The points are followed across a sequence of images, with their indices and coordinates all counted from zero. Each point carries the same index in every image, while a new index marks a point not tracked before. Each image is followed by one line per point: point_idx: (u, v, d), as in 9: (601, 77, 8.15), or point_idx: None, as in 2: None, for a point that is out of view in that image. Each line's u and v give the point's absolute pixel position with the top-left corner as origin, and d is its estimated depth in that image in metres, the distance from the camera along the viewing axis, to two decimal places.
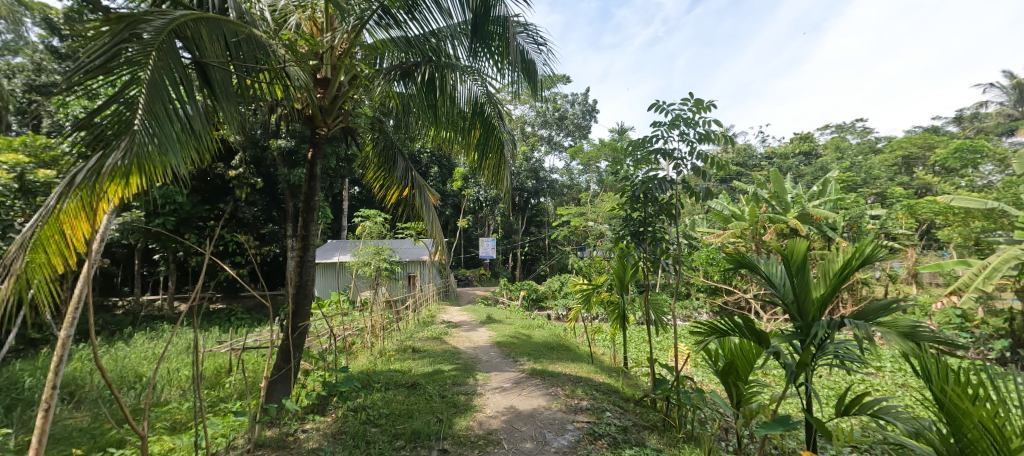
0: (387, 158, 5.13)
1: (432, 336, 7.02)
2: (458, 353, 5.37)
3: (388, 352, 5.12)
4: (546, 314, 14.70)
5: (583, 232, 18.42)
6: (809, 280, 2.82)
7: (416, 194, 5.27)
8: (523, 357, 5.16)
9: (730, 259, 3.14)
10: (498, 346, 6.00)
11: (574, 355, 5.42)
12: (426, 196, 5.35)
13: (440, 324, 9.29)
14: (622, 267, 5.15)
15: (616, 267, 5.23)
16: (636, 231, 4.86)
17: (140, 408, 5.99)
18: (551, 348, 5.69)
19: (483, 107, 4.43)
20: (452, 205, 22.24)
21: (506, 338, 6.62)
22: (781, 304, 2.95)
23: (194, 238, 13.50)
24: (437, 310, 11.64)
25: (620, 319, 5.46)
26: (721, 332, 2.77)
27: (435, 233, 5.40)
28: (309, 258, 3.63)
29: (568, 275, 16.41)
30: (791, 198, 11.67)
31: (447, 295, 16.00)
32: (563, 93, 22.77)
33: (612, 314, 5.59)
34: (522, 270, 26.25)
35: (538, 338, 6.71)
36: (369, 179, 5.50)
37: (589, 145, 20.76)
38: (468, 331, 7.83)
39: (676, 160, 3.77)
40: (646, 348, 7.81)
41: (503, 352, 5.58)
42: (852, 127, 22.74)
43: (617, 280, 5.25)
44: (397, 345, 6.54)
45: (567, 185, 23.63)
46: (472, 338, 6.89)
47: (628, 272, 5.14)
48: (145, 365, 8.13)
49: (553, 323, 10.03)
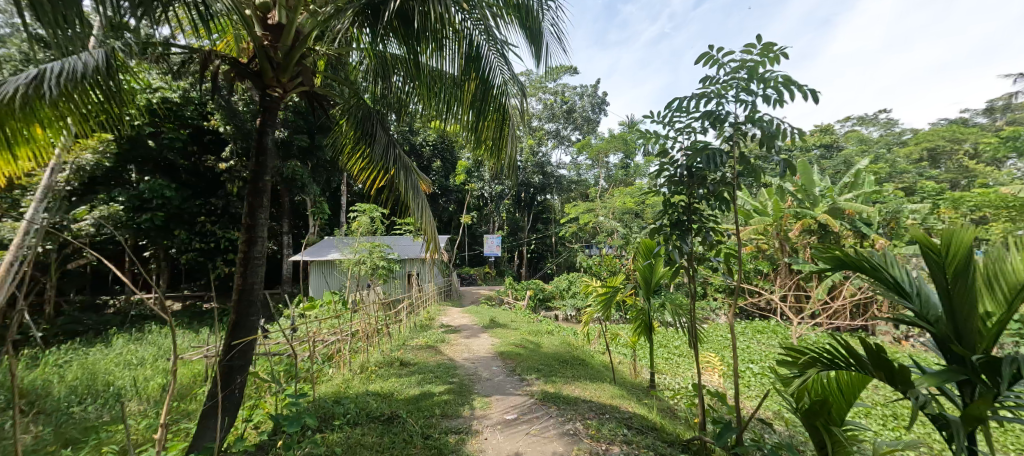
0: (366, 135, 4.45)
1: (428, 343, 6.31)
2: (455, 368, 4.62)
3: (371, 367, 4.40)
4: (554, 316, 13.92)
5: (592, 227, 17.61)
6: (973, 285, 2.19)
7: (401, 181, 4.51)
8: (531, 374, 4.40)
9: (836, 258, 2.53)
10: (501, 357, 5.26)
11: (590, 370, 4.67)
12: (413, 183, 4.61)
13: (439, 328, 8.54)
14: (646, 268, 4.38)
15: (639, 269, 4.46)
16: (678, 219, 3.33)
17: (95, 424, 5.29)
18: (563, 361, 4.92)
19: (479, 53, 3.73)
20: (454, 200, 21.52)
21: (511, 347, 5.88)
22: (914, 316, 2.35)
23: (185, 235, 12.90)
24: (437, 312, 10.91)
25: (644, 327, 4.71)
26: (834, 366, 2.28)
27: (424, 228, 4.63)
28: (257, 255, 3.01)
29: (575, 274, 15.64)
30: (820, 191, 10.75)
31: (449, 295, 15.30)
32: (571, 85, 21.91)
33: (636, 322, 4.84)
34: (528, 268, 25.49)
35: (548, 347, 5.95)
36: (348, 160, 4.79)
37: (598, 138, 19.90)
38: (469, 337, 7.11)
39: (735, 130, 2.94)
40: (667, 357, 7.03)
41: (507, 366, 4.81)
42: (875, 120, 21.63)
43: (641, 283, 4.48)
44: (389, 354, 5.83)
45: (576, 180, 22.81)
46: (472, 346, 6.19)
47: (651, 273, 4.37)
48: (119, 370, 7.50)
49: (562, 326, 9.28)
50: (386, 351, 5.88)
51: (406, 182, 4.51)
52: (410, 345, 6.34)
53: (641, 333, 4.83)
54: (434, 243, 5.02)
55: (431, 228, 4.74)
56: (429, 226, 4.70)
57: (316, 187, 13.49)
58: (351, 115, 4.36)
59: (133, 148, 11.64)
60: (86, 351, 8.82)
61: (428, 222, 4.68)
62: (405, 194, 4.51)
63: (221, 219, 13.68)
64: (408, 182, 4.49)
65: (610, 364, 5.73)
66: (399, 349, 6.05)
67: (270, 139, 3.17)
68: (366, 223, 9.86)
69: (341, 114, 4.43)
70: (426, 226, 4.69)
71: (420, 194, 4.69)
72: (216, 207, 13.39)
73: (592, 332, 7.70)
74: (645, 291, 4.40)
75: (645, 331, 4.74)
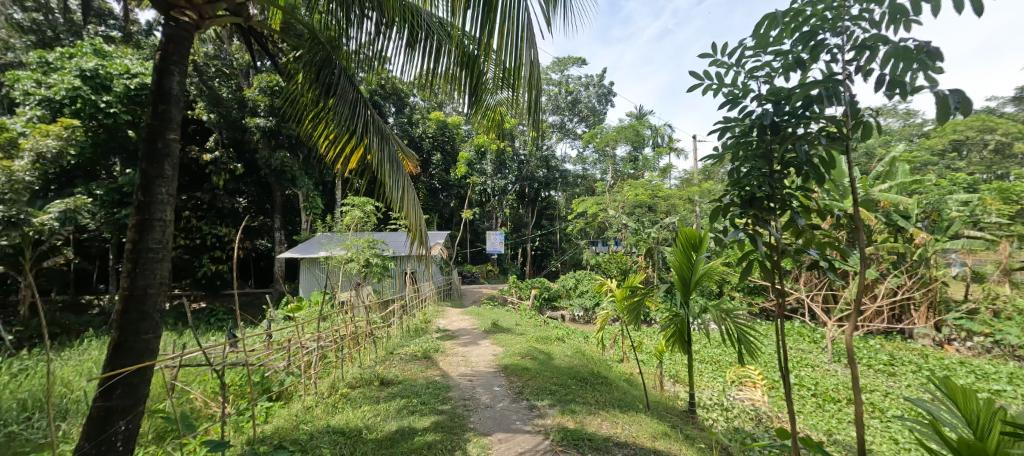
0: (325, 90, 3.91)
1: (421, 351, 5.54)
2: (448, 388, 3.90)
3: (343, 391, 3.78)
4: (560, 316, 13.12)
5: (600, 223, 16.72)
6: None
7: (376, 151, 3.96)
8: (540, 398, 3.67)
9: None
10: (502, 373, 4.48)
11: (611, 390, 3.94)
12: (391, 155, 4.09)
13: (435, 333, 7.78)
14: (684, 266, 3.55)
15: (675, 266, 3.63)
16: (755, 197, 2.49)
17: (34, 443, 4.62)
18: (578, 378, 4.18)
19: None
20: (455, 196, 20.74)
21: (514, 359, 5.08)
22: None
23: None
24: (435, 314, 10.15)
25: (677, 335, 3.90)
26: None
27: (405, 211, 4.05)
28: (150, 246, 2.65)
29: (583, 272, 14.82)
30: (850, 182, 9.89)
31: (449, 295, 14.54)
32: (576, 76, 21.02)
33: (668, 331, 3.98)
34: (532, 266, 24.65)
35: (559, 358, 5.16)
36: (308, 129, 4.25)
37: (605, 130, 19.05)
38: (469, 344, 6.32)
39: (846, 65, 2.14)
40: (689, 366, 6.25)
41: (510, 385, 4.07)
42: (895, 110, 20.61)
43: (676, 283, 3.66)
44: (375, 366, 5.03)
45: (581, 175, 21.97)
46: (471, 356, 5.41)
47: (690, 271, 3.56)
48: (81, 377, 6.83)
49: (571, 330, 8.50)
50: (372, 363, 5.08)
51: (383, 156, 3.98)
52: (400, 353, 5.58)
53: (672, 344, 3.99)
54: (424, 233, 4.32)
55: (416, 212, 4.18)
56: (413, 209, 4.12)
57: (308, 179, 12.77)
58: (307, 63, 3.86)
59: (112, 138, 11.12)
60: (53, 355, 8.14)
61: (410, 203, 4.10)
62: (384, 171, 3.95)
63: (207, 215, 12.94)
64: (385, 156, 3.94)
65: (632, 378, 4.94)
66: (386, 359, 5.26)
67: (175, 86, 2.77)
68: (357, 217, 9.14)
69: (293, 66, 3.94)
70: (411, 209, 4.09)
71: (401, 171, 4.16)
72: (201, 200, 12.63)
73: (605, 336, 6.93)
74: (685, 292, 3.55)
75: (680, 345, 3.87)
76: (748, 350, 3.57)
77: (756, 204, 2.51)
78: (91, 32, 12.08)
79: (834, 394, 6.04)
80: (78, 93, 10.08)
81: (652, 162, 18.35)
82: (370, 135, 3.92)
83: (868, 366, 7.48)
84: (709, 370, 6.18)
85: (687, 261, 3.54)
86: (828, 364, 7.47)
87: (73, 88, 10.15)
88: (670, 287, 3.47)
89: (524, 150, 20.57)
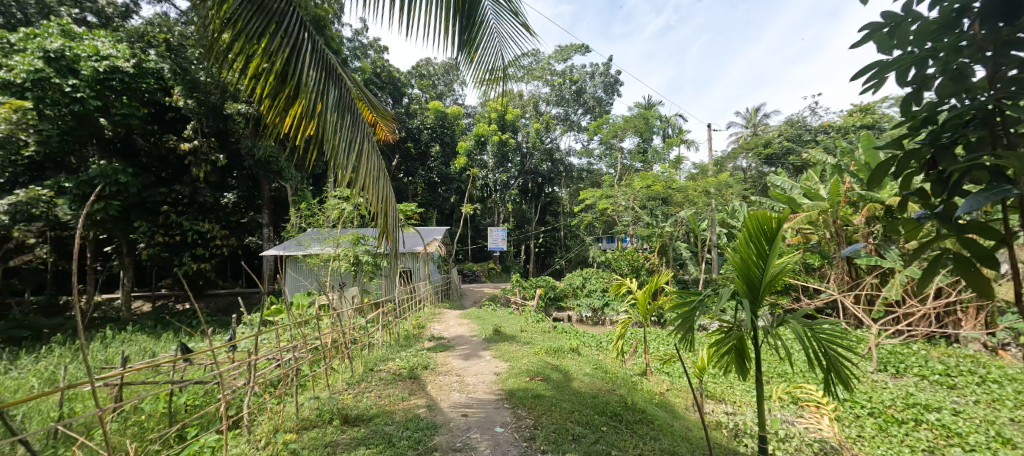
0: (258, 18, 3.00)
1: (408, 369, 4.69)
2: (429, 433, 3.15)
3: (298, 441, 3.09)
4: (567, 317, 12.36)
5: (609, 217, 15.71)
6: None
7: (324, 105, 3.04)
8: (543, 448, 2.98)
9: None
10: (507, 406, 3.69)
11: (636, 437, 3.17)
12: (341, 104, 3.20)
13: (428, 341, 6.95)
14: (749, 264, 2.52)
15: (736, 264, 2.63)
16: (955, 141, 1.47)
17: None
18: (594, 416, 3.43)
19: None
20: (455, 190, 19.84)
21: (522, 381, 4.24)
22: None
23: (146, 227, 11.38)
24: (430, 317, 9.33)
25: (732, 356, 2.88)
26: None
27: (362, 182, 3.09)
28: None
29: (591, 270, 13.97)
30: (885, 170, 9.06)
31: (449, 295, 13.75)
32: (580, 65, 20.10)
33: (722, 349, 2.94)
34: (536, 265, 23.72)
35: (577, 381, 4.31)
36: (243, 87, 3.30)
37: (612, 120, 18.16)
38: (468, 358, 5.45)
39: None
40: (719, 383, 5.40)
41: (510, 427, 3.30)
42: None
43: (738, 283, 2.64)
44: (346, 389, 4.19)
45: (587, 169, 21.04)
46: (466, 374, 4.60)
47: (757, 271, 2.54)
48: (28, 385, 6.15)
49: (582, 337, 7.61)
50: (346, 386, 4.25)
51: (331, 104, 3.08)
52: (381, 372, 4.76)
53: (728, 369, 2.97)
54: (394, 209, 3.40)
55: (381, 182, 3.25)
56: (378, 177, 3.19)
57: (296, 172, 11.99)
58: None
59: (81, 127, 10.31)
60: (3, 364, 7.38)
61: (371, 168, 3.17)
62: (332, 124, 3.04)
63: (188, 210, 12.16)
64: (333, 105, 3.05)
65: (667, 404, 4.15)
66: (363, 379, 4.43)
67: None
68: (344, 210, 8.37)
69: None
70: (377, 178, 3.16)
71: (358, 126, 3.26)
72: (182, 195, 11.81)
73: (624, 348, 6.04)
74: (751, 300, 2.54)
75: (741, 370, 2.81)
76: (838, 382, 2.42)
77: (958, 151, 1.47)
78: (63, 13, 11.24)
79: (896, 414, 5.12)
80: (40, 76, 9.23)
81: (661, 154, 17.45)
82: (311, 76, 3.02)
83: (921, 377, 6.57)
84: (742, 389, 5.30)
85: (751, 258, 2.53)
86: (878, 375, 6.59)
87: (35, 70, 9.23)
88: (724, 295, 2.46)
89: (527, 143, 19.68)
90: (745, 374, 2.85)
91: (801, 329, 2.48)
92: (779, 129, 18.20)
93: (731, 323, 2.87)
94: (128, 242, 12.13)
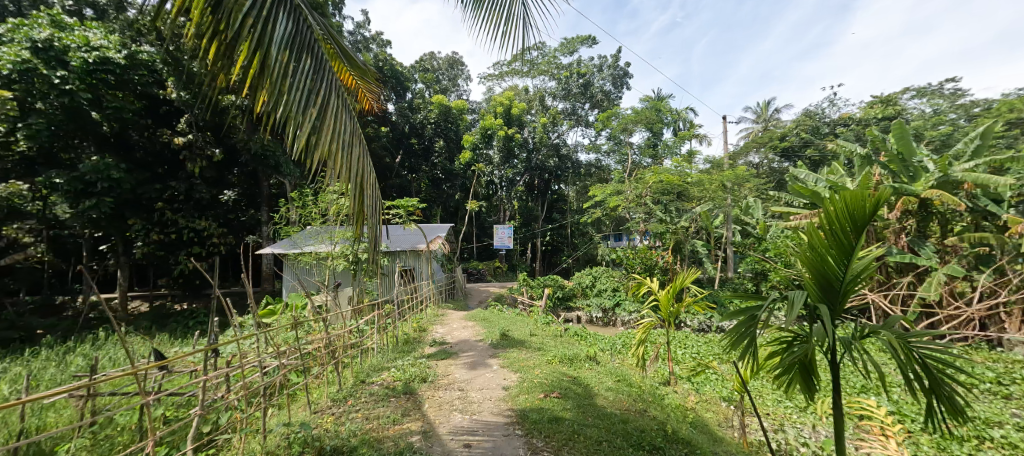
0: None
1: (403, 382, 4.39)
2: None
3: None
4: (576, 318, 11.86)
5: (620, 213, 15.13)
6: None
7: (268, 41, 2.50)
8: None
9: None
10: (519, 434, 3.25)
11: None
12: (295, 41, 2.66)
13: (428, 346, 6.50)
14: (826, 262, 2.00)
15: (805, 264, 2.09)
16: None
17: None
18: (629, 449, 2.98)
19: None
20: (460, 186, 19.32)
21: (536, 399, 3.84)
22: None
23: (140, 224, 11.01)
24: (433, 318, 8.89)
25: (801, 375, 2.33)
26: None
27: (326, 143, 2.56)
28: None
29: (601, 268, 13.44)
30: (918, 161, 8.46)
31: (453, 295, 13.32)
32: (588, 57, 19.54)
33: (781, 365, 2.42)
34: (543, 263, 23.15)
35: (600, 399, 3.89)
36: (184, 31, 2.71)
37: (621, 114, 17.59)
38: (472, 368, 5.03)
39: None
40: (753, 398, 4.87)
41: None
42: (939, 91, 16.46)
43: (813, 279, 2.08)
44: (332, 406, 3.87)
45: (595, 165, 20.41)
46: (472, 390, 4.17)
47: (836, 271, 2.01)
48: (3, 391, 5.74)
49: (594, 342, 7.11)
50: (331, 403, 3.92)
51: (280, 40, 2.53)
52: (372, 385, 4.44)
53: (789, 390, 2.44)
54: (370, 179, 2.89)
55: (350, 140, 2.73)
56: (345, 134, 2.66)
57: (295, 167, 11.59)
58: None
59: (71, 120, 9.96)
60: None
61: (337, 127, 2.65)
62: (282, 67, 2.52)
63: (185, 207, 11.79)
64: (281, 40, 2.52)
65: (700, 425, 3.71)
66: (351, 393, 4.15)
67: None
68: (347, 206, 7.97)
69: None
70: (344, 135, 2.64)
71: (318, 71, 2.72)
72: (177, 191, 11.44)
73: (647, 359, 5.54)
74: (829, 309, 2.01)
75: (810, 394, 2.30)
76: (948, 409, 1.90)
77: None
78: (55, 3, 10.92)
79: (954, 431, 4.54)
80: (27, 67, 8.95)
81: (673, 148, 16.85)
82: (250, 3, 2.50)
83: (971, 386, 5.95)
84: (777, 402, 4.79)
85: (825, 254, 2.00)
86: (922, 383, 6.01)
87: (21, 61, 9.00)
88: (799, 307, 1.93)
89: (534, 138, 19.11)
90: (813, 397, 2.34)
91: (896, 343, 1.96)
92: (796, 122, 17.53)
93: (793, 336, 2.35)
94: (124, 240, 11.76)
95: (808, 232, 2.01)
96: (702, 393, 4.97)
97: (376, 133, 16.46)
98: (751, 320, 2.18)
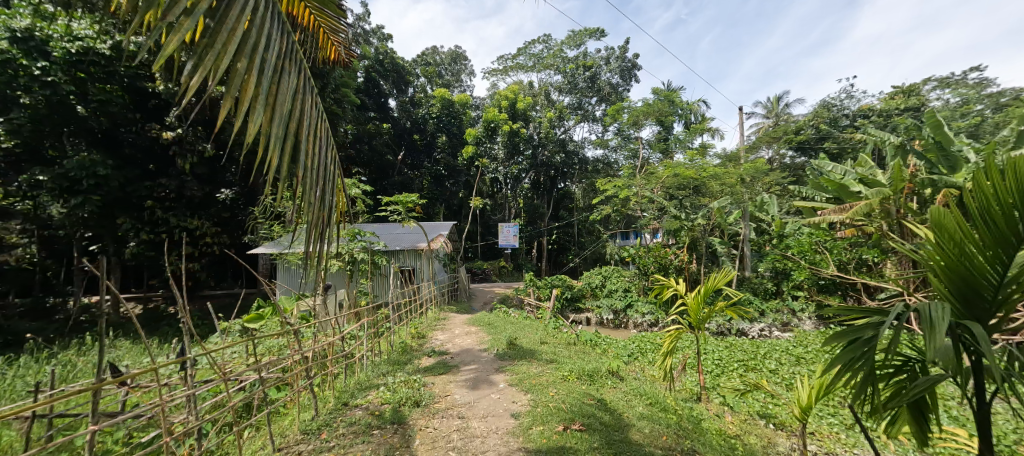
0: None
1: (392, 406, 3.95)
2: None
3: None
4: (585, 320, 11.30)
5: (630, 209, 14.56)
6: None
7: None
8: None
9: None
10: None
11: None
12: None
13: (427, 356, 5.96)
14: (976, 264, 1.62)
15: (940, 270, 1.73)
16: None
17: None
18: None
19: None
20: (464, 184, 18.79)
21: (553, 432, 3.36)
22: None
23: (130, 224, 10.57)
24: (435, 323, 8.35)
25: (917, 415, 1.85)
26: None
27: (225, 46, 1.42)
28: None
29: (611, 268, 12.89)
30: (954, 152, 7.82)
31: (456, 296, 12.80)
32: (595, 49, 18.92)
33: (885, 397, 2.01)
34: (549, 263, 22.55)
35: (634, 433, 3.46)
36: None
37: (630, 107, 16.98)
38: (475, 387, 4.50)
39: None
40: (799, 423, 4.27)
41: None
42: (963, 80, 15.69)
43: (958, 288, 1.70)
44: (302, 443, 3.40)
45: (602, 161, 19.70)
46: (473, 424, 3.63)
47: (988, 277, 1.62)
48: None
49: (610, 352, 6.52)
50: (302, 437, 3.46)
51: None
52: (356, 411, 3.96)
53: (893, 431, 2.01)
54: (313, 133, 1.68)
55: (273, 38, 1.56)
56: (258, 23, 1.51)
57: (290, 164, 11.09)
58: None
59: (55, 113, 9.39)
60: None
61: (242, 22, 1.48)
62: None
63: (176, 206, 11.31)
64: None
65: None
66: (328, 422, 3.70)
67: None
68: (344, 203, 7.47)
69: None
70: (255, 27, 1.49)
71: None
72: (168, 189, 10.98)
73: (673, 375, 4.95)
74: (979, 327, 1.64)
75: (923, 440, 1.84)
76: None
77: None
78: None
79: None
80: (5, 57, 8.50)
81: (684, 142, 16.17)
82: None
83: None
84: (825, 430, 4.19)
85: (975, 254, 1.62)
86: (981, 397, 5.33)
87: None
88: (945, 331, 1.58)
89: (539, 134, 18.41)
90: (928, 445, 1.88)
91: None
92: (812, 114, 16.84)
93: (904, 361, 1.92)
94: (115, 240, 11.31)
95: (949, 228, 1.65)
96: (734, 411, 4.43)
97: (377, 129, 16.00)
98: (858, 343, 1.83)
